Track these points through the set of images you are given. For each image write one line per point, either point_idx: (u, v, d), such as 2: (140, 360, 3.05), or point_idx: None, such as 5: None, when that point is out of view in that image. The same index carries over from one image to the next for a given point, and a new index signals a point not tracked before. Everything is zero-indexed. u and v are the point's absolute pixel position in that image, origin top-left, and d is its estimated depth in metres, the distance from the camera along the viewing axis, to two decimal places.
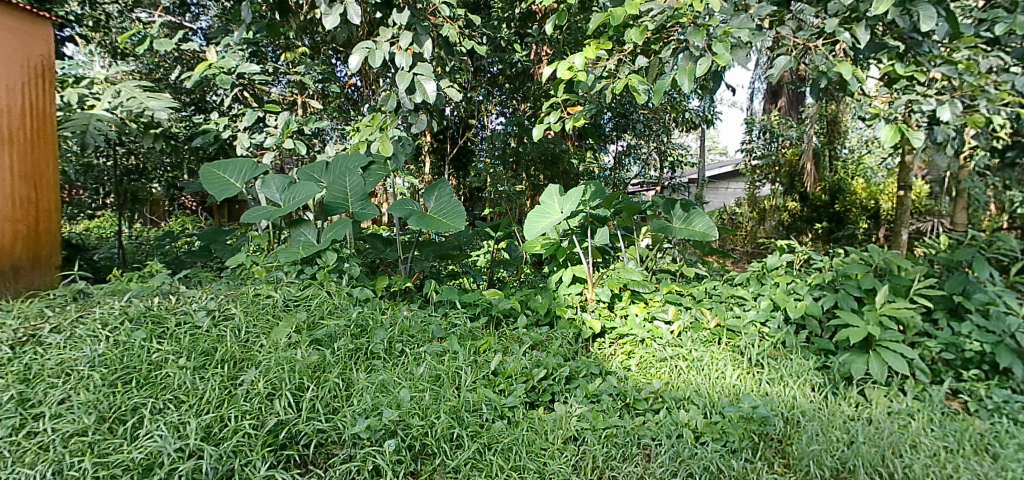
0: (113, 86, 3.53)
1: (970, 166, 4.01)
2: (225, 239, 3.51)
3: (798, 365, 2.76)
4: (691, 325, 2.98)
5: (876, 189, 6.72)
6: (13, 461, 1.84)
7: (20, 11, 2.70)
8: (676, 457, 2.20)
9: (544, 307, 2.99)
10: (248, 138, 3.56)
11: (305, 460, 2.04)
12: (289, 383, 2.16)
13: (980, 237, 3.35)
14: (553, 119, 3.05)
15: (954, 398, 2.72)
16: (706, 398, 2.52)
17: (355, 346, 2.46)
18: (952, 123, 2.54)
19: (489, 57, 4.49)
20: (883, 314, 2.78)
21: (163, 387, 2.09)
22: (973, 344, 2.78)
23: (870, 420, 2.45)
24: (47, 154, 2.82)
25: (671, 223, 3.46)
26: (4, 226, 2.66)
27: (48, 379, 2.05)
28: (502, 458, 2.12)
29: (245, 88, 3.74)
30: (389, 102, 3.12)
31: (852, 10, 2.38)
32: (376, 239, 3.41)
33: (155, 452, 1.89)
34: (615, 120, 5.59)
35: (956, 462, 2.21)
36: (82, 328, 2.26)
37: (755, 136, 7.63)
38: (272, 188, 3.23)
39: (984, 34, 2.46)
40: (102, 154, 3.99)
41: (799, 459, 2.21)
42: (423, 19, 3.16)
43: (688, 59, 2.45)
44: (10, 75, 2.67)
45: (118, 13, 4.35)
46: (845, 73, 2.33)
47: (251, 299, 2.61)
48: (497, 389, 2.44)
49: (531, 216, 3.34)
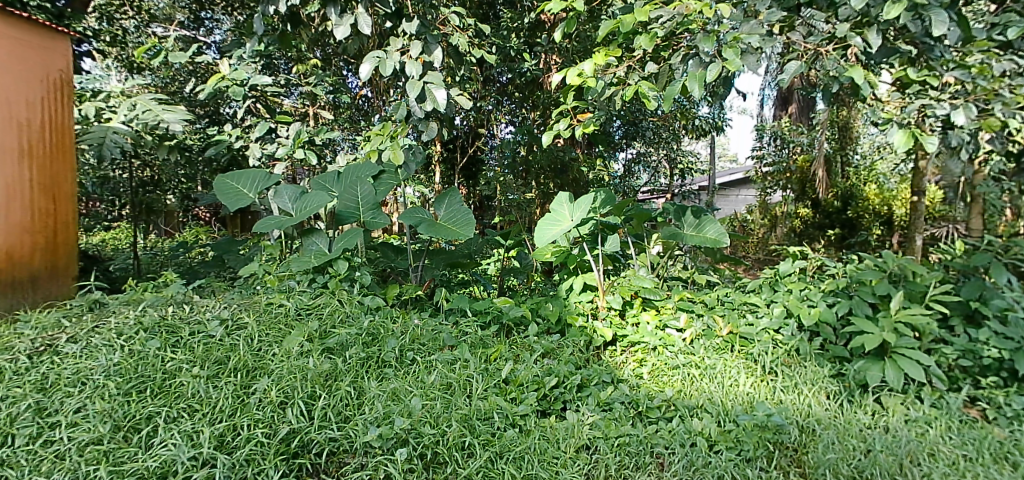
0: (128, 100, 3.58)
1: (984, 171, 3.94)
2: (239, 249, 3.59)
3: (813, 372, 2.75)
4: (703, 332, 2.96)
5: (889, 194, 6.63)
6: (29, 469, 1.84)
7: (40, 27, 2.76)
8: (689, 466, 2.17)
9: (555, 316, 3.00)
10: (260, 148, 3.58)
11: (317, 469, 2.02)
12: (301, 392, 2.17)
13: (997, 242, 3.22)
14: (562, 126, 2.93)
15: (973, 406, 2.68)
16: (719, 407, 2.51)
17: (366, 355, 2.48)
18: (965, 128, 2.43)
19: (499, 67, 4.50)
20: (899, 321, 2.71)
21: (178, 396, 2.10)
22: (991, 350, 2.73)
23: (887, 428, 2.42)
24: (65, 167, 2.87)
25: (681, 230, 3.48)
26: (23, 238, 2.70)
27: (64, 388, 2.07)
28: (514, 467, 2.10)
29: (257, 100, 3.80)
30: (400, 110, 3.25)
31: (863, 14, 2.36)
32: (387, 248, 3.48)
33: (169, 461, 1.88)
34: (624, 128, 5.61)
35: (976, 471, 2.17)
36: (98, 338, 2.30)
37: (766, 143, 7.54)
38: (284, 198, 3.24)
39: (998, 38, 2.50)
40: (118, 167, 4.09)
41: (815, 468, 2.17)
42: (433, 28, 3.18)
43: (698, 65, 2.42)
44: (29, 89, 2.71)
45: (134, 28, 4.54)
46: (857, 77, 2.29)
47: (264, 308, 2.64)
48: (509, 397, 2.44)
49: (542, 222, 3.36)
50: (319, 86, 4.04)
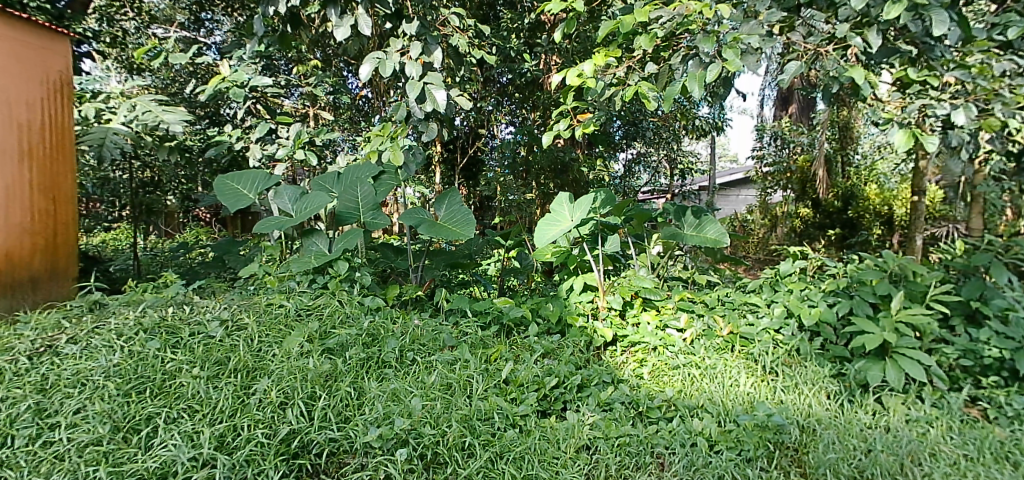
0: (128, 100, 3.56)
1: (986, 170, 3.92)
2: (239, 250, 3.60)
3: (813, 372, 2.74)
4: (704, 333, 2.96)
5: (890, 193, 6.56)
6: (29, 471, 1.84)
7: (40, 28, 2.76)
8: (690, 466, 2.17)
9: (555, 316, 2.99)
10: (260, 149, 3.59)
11: (317, 470, 2.02)
12: (301, 392, 2.16)
13: (998, 242, 3.22)
14: (562, 127, 2.93)
15: (974, 406, 2.67)
16: (719, 407, 2.50)
17: (366, 355, 2.48)
18: (966, 128, 2.43)
19: (499, 67, 4.51)
20: (900, 320, 2.71)
21: (177, 396, 2.09)
22: (992, 350, 2.73)
23: (888, 428, 2.42)
24: (65, 168, 2.87)
25: (682, 230, 3.48)
26: (23, 239, 2.70)
27: (64, 389, 2.07)
28: (514, 467, 2.09)
29: (257, 101, 3.80)
30: (400, 111, 3.25)
31: (863, 15, 2.37)
32: (387, 249, 3.48)
33: (169, 462, 1.88)
34: (624, 128, 5.61)
35: (977, 471, 2.17)
36: (98, 339, 2.30)
37: (766, 143, 7.53)
38: (284, 199, 3.25)
39: (998, 38, 2.50)
40: (118, 168, 4.09)
41: (816, 468, 2.17)
42: (433, 29, 3.18)
43: (698, 66, 2.42)
44: (30, 90, 2.72)
45: (134, 30, 4.51)
46: (857, 77, 2.29)
47: (264, 309, 2.64)
48: (509, 397, 2.44)
49: (542, 223, 3.35)
50: (319, 86, 4.05)
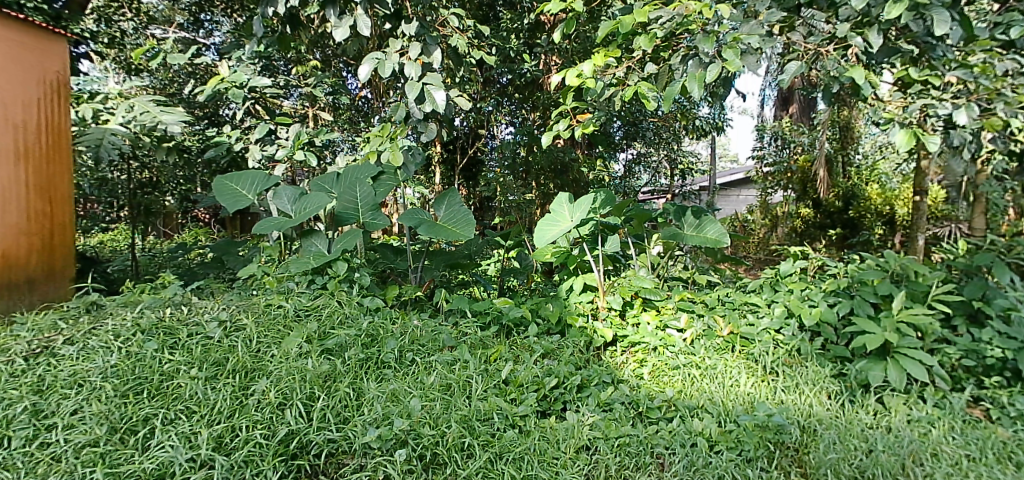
0: (127, 101, 3.55)
1: (988, 170, 3.89)
2: (238, 251, 3.59)
3: (814, 372, 2.74)
4: (704, 333, 2.95)
5: (891, 193, 6.62)
6: (25, 472, 1.84)
7: (37, 29, 2.76)
8: (690, 466, 2.16)
9: (555, 317, 2.98)
10: (260, 150, 3.58)
11: (316, 470, 2.02)
12: (300, 393, 2.15)
13: (1000, 242, 3.23)
14: (562, 127, 2.92)
15: (976, 406, 2.66)
16: (719, 407, 2.50)
17: (366, 356, 2.47)
18: (967, 128, 2.42)
19: (499, 68, 4.51)
20: (901, 321, 2.70)
21: (175, 397, 2.09)
22: (994, 350, 2.72)
23: (890, 428, 2.41)
24: (62, 169, 2.87)
25: (682, 230, 3.47)
26: (20, 240, 2.70)
27: (61, 390, 2.06)
28: (513, 468, 2.08)
29: (257, 101, 3.80)
30: (399, 111, 3.25)
31: (864, 14, 2.36)
32: (387, 249, 3.47)
33: (166, 463, 1.88)
34: (624, 129, 5.59)
35: (979, 471, 2.16)
36: (95, 340, 2.29)
37: (766, 143, 7.49)
38: (283, 199, 3.24)
39: (1000, 38, 2.49)
40: (117, 168, 4.07)
41: (816, 468, 2.16)
42: (432, 29, 3.18)
43: (698, 65, 2.41)
44: (27, 91, 2.71)
45: (133, 30, 4.53)
46: (858, 77, 2.28)
47: (262, 310, 2.63)
48: (509, 398, 2.44)
49: (542, 223, 3.34)
50: (319, 87, 4.05)
